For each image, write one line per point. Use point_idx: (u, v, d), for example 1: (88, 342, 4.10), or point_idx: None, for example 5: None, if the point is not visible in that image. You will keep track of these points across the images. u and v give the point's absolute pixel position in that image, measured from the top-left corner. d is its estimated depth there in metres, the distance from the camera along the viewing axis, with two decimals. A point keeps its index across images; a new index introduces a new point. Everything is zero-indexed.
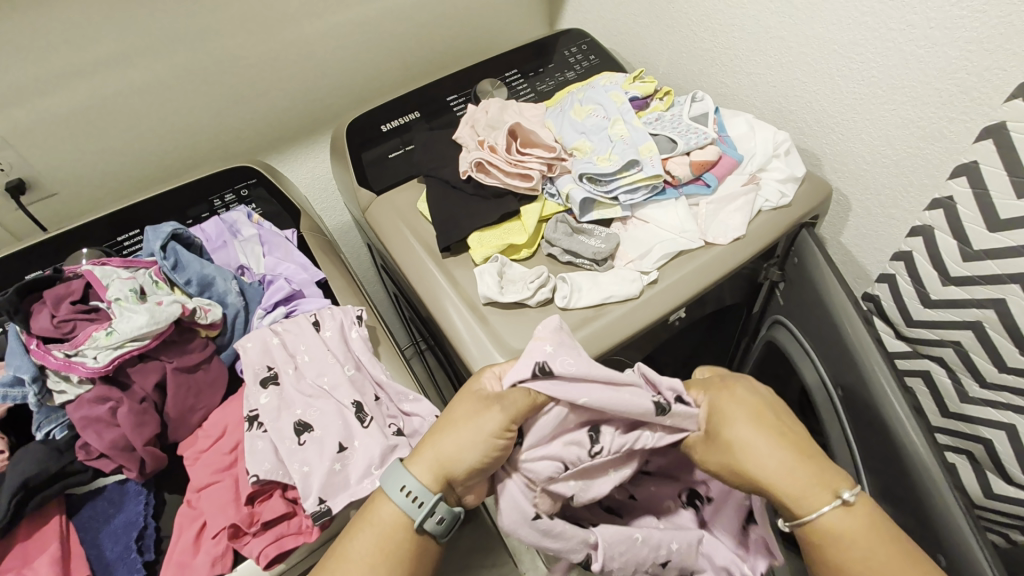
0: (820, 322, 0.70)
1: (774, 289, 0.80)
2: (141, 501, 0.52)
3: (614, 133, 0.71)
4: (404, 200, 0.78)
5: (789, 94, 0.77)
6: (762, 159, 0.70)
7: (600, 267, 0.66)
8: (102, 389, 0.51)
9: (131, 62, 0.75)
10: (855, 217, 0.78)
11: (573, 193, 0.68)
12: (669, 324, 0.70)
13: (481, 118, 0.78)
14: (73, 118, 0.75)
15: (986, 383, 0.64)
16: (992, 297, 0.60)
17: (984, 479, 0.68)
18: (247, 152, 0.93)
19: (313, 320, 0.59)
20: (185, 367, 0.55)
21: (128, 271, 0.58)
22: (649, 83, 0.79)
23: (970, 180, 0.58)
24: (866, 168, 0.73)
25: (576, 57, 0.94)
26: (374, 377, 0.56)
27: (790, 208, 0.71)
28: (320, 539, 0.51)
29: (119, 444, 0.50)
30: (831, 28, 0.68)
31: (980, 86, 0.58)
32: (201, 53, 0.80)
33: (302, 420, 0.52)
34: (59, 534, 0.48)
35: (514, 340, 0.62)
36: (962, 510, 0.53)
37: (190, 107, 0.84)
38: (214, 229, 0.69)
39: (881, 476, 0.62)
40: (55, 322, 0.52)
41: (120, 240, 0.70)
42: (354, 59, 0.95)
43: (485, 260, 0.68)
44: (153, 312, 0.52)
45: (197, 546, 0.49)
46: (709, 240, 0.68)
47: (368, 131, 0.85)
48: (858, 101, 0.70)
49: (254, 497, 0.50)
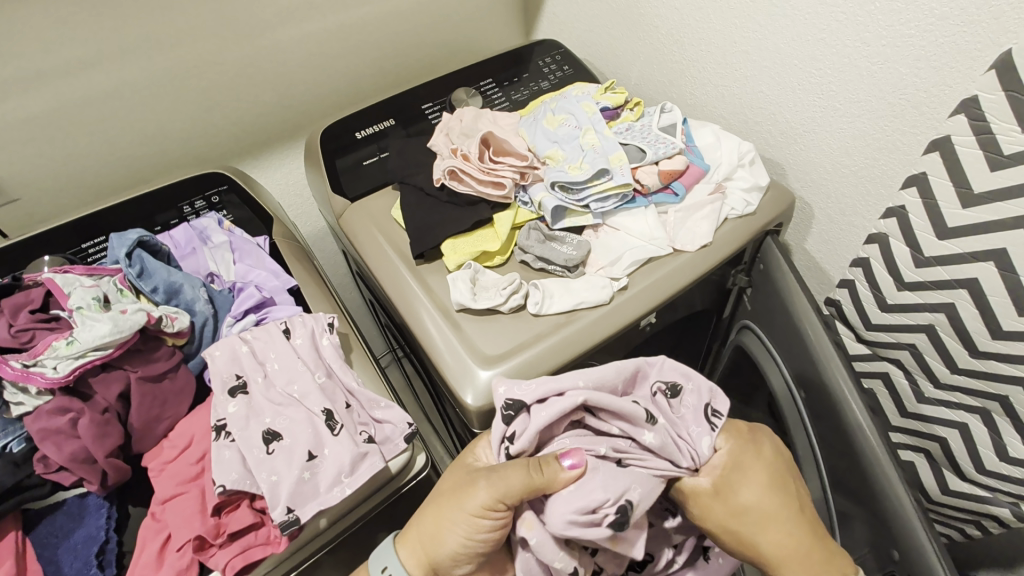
0: (785, 326, 0.72)
1: (742, 294, 0.82)
2: (103, 514, 0.50)
3: (586, 142, 0.72)
4: (379, 207, 0.78)
5: (753, 106, 0.80)
6: (727, 168, 0.72)
7: (571, 274, 0.67)
8: (61, 401, 0.50)
9: (96, 66, 0.74)
10: (818, 224, 0.81)
11: (545, 201, 0.69)
12: (640, 330, 0.72)
13: (455, 126, 0.78)
14: (36, 122, 0.73)
15: (940, 384, 0.67)
16: (943, 302, 0.63)
17: (941, 475, 0.72)
18: (219, 158, 0.92)
19: (284, 327, 0.58)
20: (150, 376, 0.54)
21: (92, 279, 0.56)
22: (620, 93, 0.81)
23: (920, 191, 0.61)
24: (827, 177, 0.76)
25: (550, 67, 0.95)
26: (346, 385, 0.56)
27: (756, 216, 0.73)
28: (289, 549, 0.50)
29: (79, 457, 0.48)
30: (791, 44, 0.71)
31: (929, 102, 0.61)
32: (169, 59, 0.79)
33: (271, 428, 0.52)
34: (14, 550, 0.47)
35: (487, 346, 0.63)
36: (916, 508, 0.55)
37: (158, 112, 0.82)
38: (183, 236, 0.68)
39: (840, 475, 0.64)
40: (13, 331, 0.51)
41: (85, 247, 0.69)
42: (328, 66, 0.95)
43: (458, 267, 0.68)
44: (116, 321, 0.51)
45: (161, 559, 0.48)
46: (678, 247, 0.69)
47: (343, 138, 0.85)
48: (818, 114, 0.72)
49: (220, 507, 0.50)
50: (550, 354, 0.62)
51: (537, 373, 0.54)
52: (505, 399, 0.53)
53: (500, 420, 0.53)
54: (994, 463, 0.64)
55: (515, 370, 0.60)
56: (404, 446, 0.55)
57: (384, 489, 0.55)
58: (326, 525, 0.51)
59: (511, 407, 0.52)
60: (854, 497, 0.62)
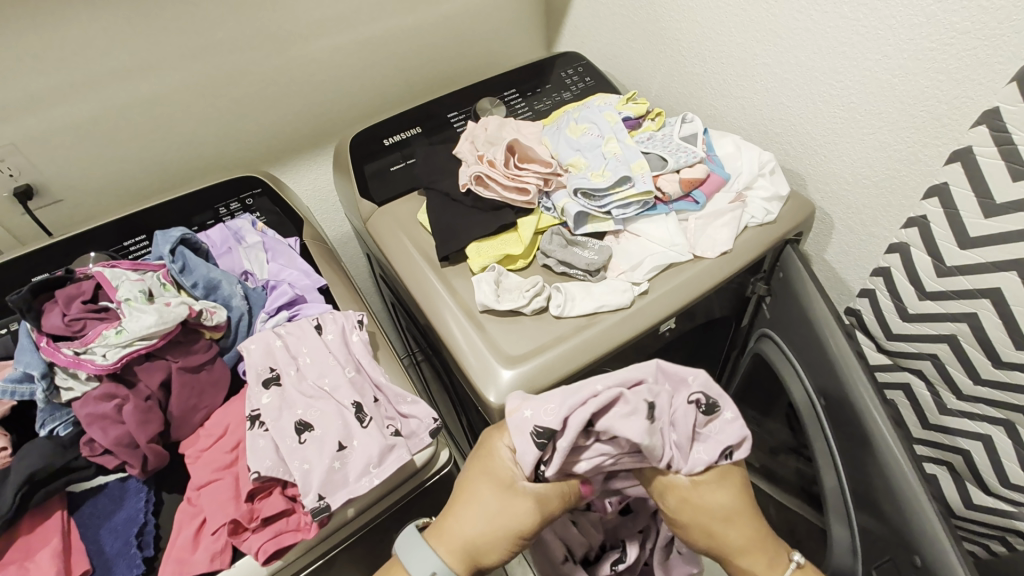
0: (805, 335, 0.73)
1: (761, 302, 0.83)
2: (142, 497, 0.53)
3: (608, 150, 0.74)
4: (405, 211, 0.81)
5: (774, 117, 0.81)
6: (748, 177, 0.73)
7: (593, 278, 0.69)
8: (108, 387, 0.52)
9: (143, 74, 0.78)
10: (838, 234, 0.81)
11: (568, 207, 0.71)
12: (659, 335, 0.73)
13: (480, 134, 0.81)
14: (85, 126, 0.78)
15: (963, 396, 0.67)
16: (965, 312, 0.63)
17: (964, 489, 0.70)
18: (251, 163, 0.96)
19: (316, 323, 0.61)
20: (189, 367, 0.56)
21: (137, 273, 0.60)
22: (641, 104, 0.83)
23: (942, 201, 0.62)
24: (847, 188, 0.76)
25: (572, 78, 0.98)
26: (374, 380, 0.58)
27: (775, 225, 0.74)
28: (318, 536, 0.52)
29: (124, 441, 0.51)
30: (811, 57, 0.72)
31: (950, 113, 0.61)
32: (209, 68, 0.83)
33: (303, 419, 0.54)
34: (61, 528, 0.49)
35: (510, 346, 0.64)
36: (942, 520, 0.54)
37: (196, 119, 0.86)
38: (219, 236, 0.71)
39: (860, 484, 0.64)
40: (66, 320, 0.53)
41: (126, 245, 0.72)
42: (358, 77, 0.99)
43: (483, 269, 0.70)
44: (161, 313, 0.54)
45: (197, 542, 0.50)
46: (698, 254, 0.71)
47: (371, 145, 0.88)
48: (838, 125, 0.73)
49: (254, 494, 0.52)
50: (572, 355, 0.63)
51: (561, 393, 0.51)
52: (533, 425, 0.49)
53: (531, 449, 0.49)
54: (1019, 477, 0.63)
55: (537, 370, 0.62)
56: (429, 441, 0.57)
57: (409, 482, 0.56)
58: (353, 515, 0.53)
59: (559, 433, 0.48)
60: (874, 506, 0.62)
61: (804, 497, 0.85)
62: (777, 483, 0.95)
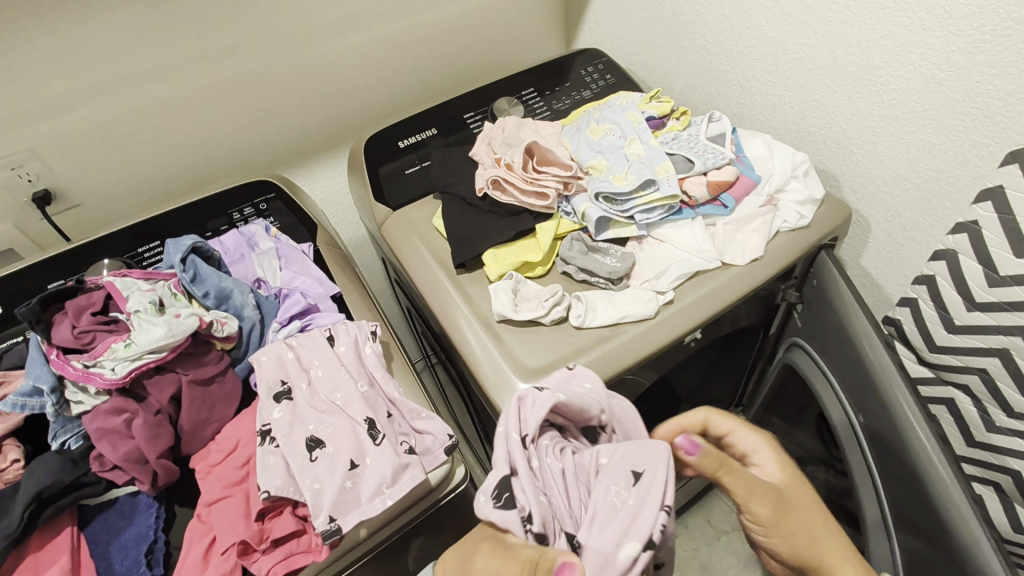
0: (840, 345, 0.69)
1: (792, 310, 0.79)
2: (152, 513, 0.51)
3: (631, 152, 0.71)
4: (420, 216, 0.79)
5: (807, 115, 0.77)
6: (780, 179, 0.69)
7: (615, 286, 0.66)
8: (118, 401, 0.51)
9: (157, 78, 0.77)
10: (875, 238, 0.77)
11: (589, 212, 0.68)
12: (685, 346, 0.69)
13: (498, 135, 0.78)
14: (101, 130, 0.77)
15: (1013, 413, 0.62)
16: (1019, 325, 0.58)
17: (1014, 513, 0.65)
18: (267, 166, 0.95)
19: (328, 334, 0.59)
20: (200, 380, 0.55)
21: (149, 283, 0.58)
22: (666, 103, 0.79)
23: (996, 205, 0.57)
24: (886, 190, 0.72)
25: (592, 76, 0.94)
26: (387, 394, 0.56)
27: (809, 229, 0.70)
28: (330, 557, 0.50)
29: (133, 456, 0.50)
30: (849, 51, 0.68)
31: (1003, 110, 0.57)
32: (223, 71, 0.82)
33: (315, 436, 0.52)
34: (70, 546, 0.48)
35: (528, 358, 0.62)
36: (992, 545, 0.50)
37: (211, 122, 0.85)
38: (232, 242, 0.69)
39: (902, 506, 0.60)
40: (76, 332, 0.53)
41: (141, 252, 0.71)
42: (372, 77, 0.97)
43: (500, 277, 0.67)
44: (171, 325, 0.52)
45: (206, 562, 0.48)
46: (726, 261, 0.67)
47: (386, 146, 0.85)
48: (878, 123, 0.69)
49: (264, 513, 0.50)
50: (593, 368, 0.60)
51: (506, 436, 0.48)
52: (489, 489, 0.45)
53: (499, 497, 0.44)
54: None
55: None
56: (445, 458, 0.55)
57: (423, 501, 0.54)
58: (366, 535, 0.51)
59: (497, 497, 0.44)
60: (917, 531, 0.58)
61: (837, 514, 0.81)
62: None
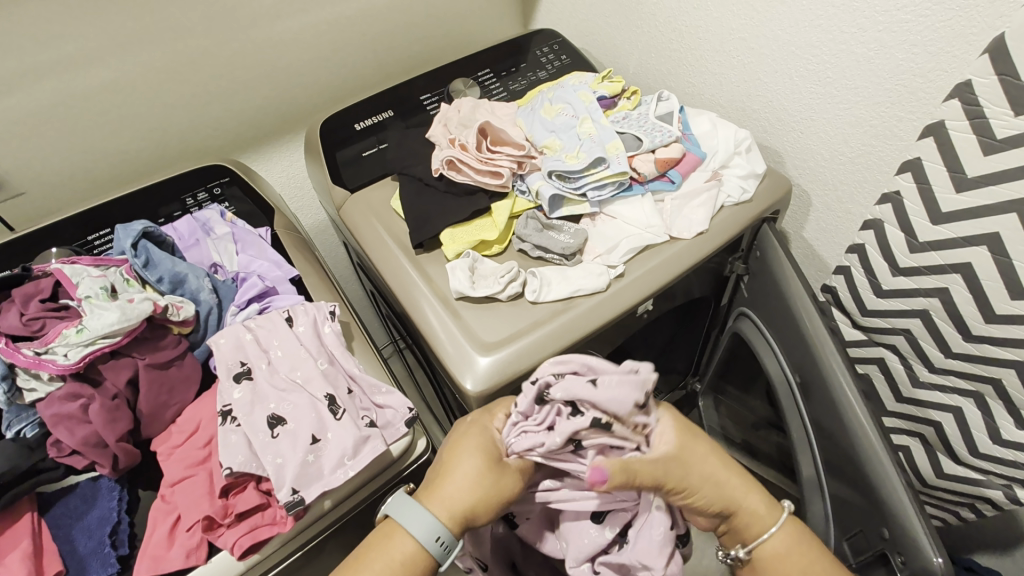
0: (782, 313, 0.73)
1: (739, 281, 0.84)
2: (115, 496, 0.52)
3: (583, 131, 0.73)
4: (378, 198, 0.79)
5: (751, 94, 0.80)
6: (724, 156, 0.73)
7: (569, 262, 0.68)
8: (73, 387, 0.51)
9: (99, 61, 0.75)
10: (815, 211, 0.81)
11: (543, 190, 0.70)
12: (637, 317, 0.73)
13: (454, 117, 0.79)
14: (41, 117, 0.74)
15: (934, 368, 0.67)
16: (937, 287, 0.63)
17: (935, 459, 0.72)
18: (220, 151, 0.93)
19: (287, 315, 0.60)
20: (157, 364, 0.55)
21: (99, 269, 0.58)
22: (617, 83, 0.81)
23: (915, 176, 0.62)
24: (824, 165, 0.76)
25: (547, 57, 0.96)
26: (347, 371, 0.58)
27: (752, 203, 0.74)
28: (296, 528, 0.52)
29: (91, 441, 0.50)
30: (788, 31, 0.71)
31: (924, 87, 0.61)
32: (170, 53, 0.80)
33: (276, 414, 0.53)
34: (31, 530, 0.48)
35: (485, 333, 0.64)
36: (908, 491, 0.55)
37: (159, 106, 0.83)
38: (186, 228, 0.69)
39: (833, 458, 0.65)
40: (24, 320, 0.52)
41: (90, 240, 0.70)
42: (328, 60, 0.96)
43: (457, 256, 0.69)
44: (124, 309, 0.53)
45: (172, 539, 0.49)
46: (674, 234, 0.70)
47: (343, 129, 0.85)
48: (814, 101, 0.73)
49: (228, 489, 0.51)
50: (547, 341, 0.63)
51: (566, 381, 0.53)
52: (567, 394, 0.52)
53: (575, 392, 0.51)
54: (987, 446, 0.65)
55: (513, 356, 0.62)
56: (405, 430, 0.56)
57: (385, 473, 0.56)
58: (331, 506, 0.53)
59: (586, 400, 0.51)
60: (845, 480, 0.63)
61: (782, 471, 0.87)
62: (755, 456, 0.97)
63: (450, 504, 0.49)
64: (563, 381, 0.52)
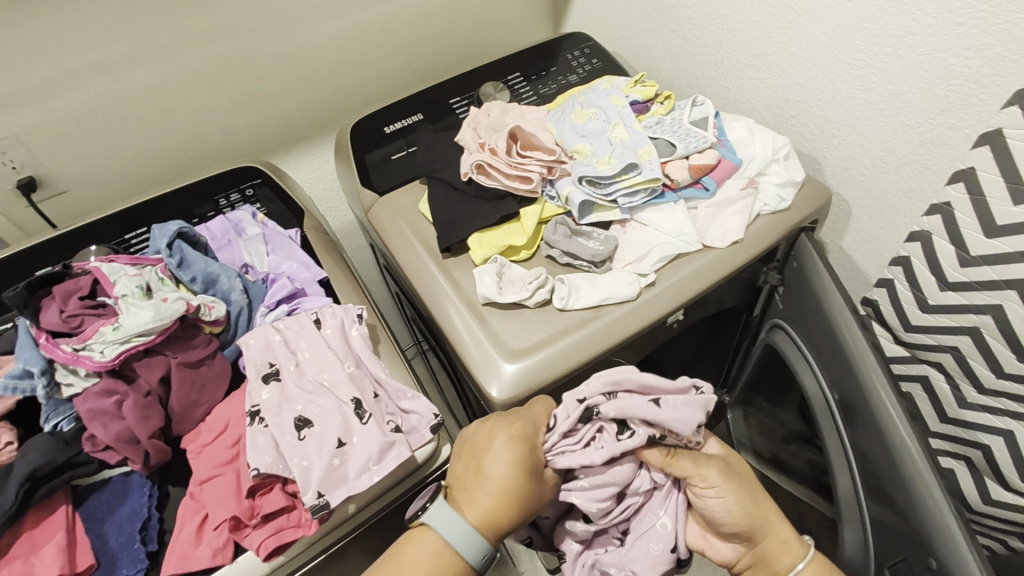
0: (820, 326, 0.70)
1: (773, 292, 0.81)
2: (145, 492, 0.53)
3: (615, 136, 0.71)
4: (406, 201, 0.79)
5: (789, 99, 0.77)
6: (761, 163, 0.70)
7: (598, 269, 0.67)
8: (108, 383, 0.52)
9: (139, 64, 0.77)
10: (855, 221, 0.78)
11: (573, 196, 0.68)
12: (667, 327, 0.71)
13: (483, 120, 0.78)
14: (83, 118, 0.77)
15: (985, 389, 0.64)
16: (989, 303, 0.60)
17: (982, 484, 0.68)
18: (253, 152, 0.95)
19: (315, 318, 0.60)
20: (189, 362, 0.56)
21: (136, 267, 0.59)
22: (651, 87, 0.80)
23: (967, 187, 0.58)
24: (867, 173, 0.73)
25: (578, 60, 0.95)
26: (374, 375, 0.57)
27: (790, 212, 0.72)
28: (319, 533, 0.52)
29: (124, 437, 0.51)
30: (831, 35, 0.69)
31: (979, 93, 0.58)
32: (206, 57, 0.81)
33: (303, 416, 0.53)
34: (66, 523, 0.49)
35: (512, 340, 0.63)
36: (959, 521, 0.51)
37: (195, 108, 0.85)
38: (219, 228, 0.70)
39: (873, 480, 0.62)
40: (64, 317, 0.54)
41: (127, 238, 0.72)
42: (360, 63, 0.96)
43: (484, 261, 0.68)
44: (158, 309, 0.53)
45: (199, 537, 0.50)
46: (708, 243, 0.68)
47: (372, 132, 0.86)
48: (858, 107, 0.70)
49: (255, 489, 0.52)
50: (574, 350, 0.62)
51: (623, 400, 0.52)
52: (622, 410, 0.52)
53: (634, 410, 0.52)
54: None
55: (540, 364, 0.61)
56: (430, 437, 0.56)
57: (409, 478, 0.56)
58: (355, 511, 0.53)
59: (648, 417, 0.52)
60: (887, 505, 0.60)
61: (814, 490, 0.83)
62: (786, 473, 0.93)
63: (487, 509, 0.50)
64: (616, 401, 0.52)
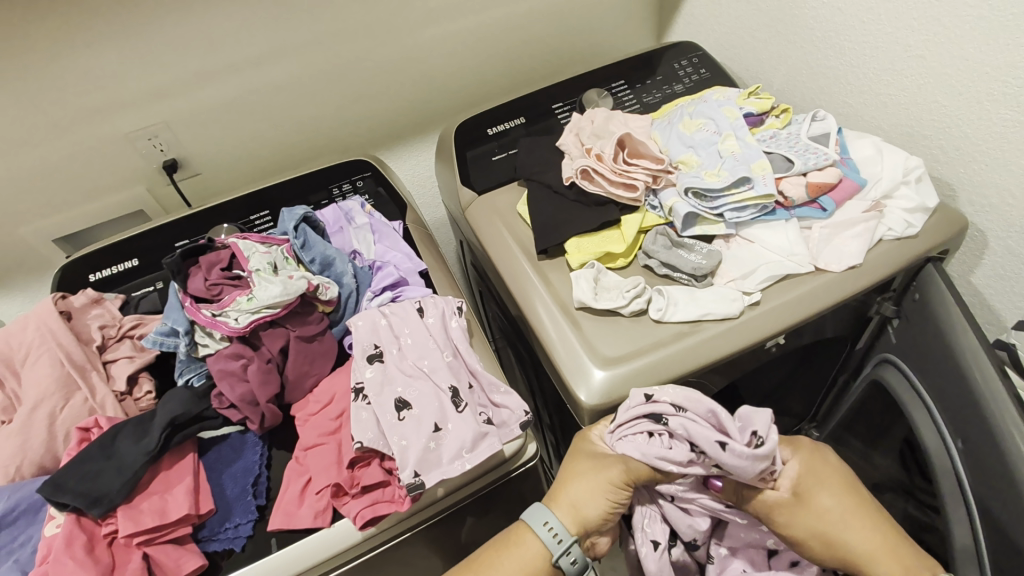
0: (943, 366, 0.64)
1: (886, 325, 0.75)
2: (257, 451, 0.58)
3: (725, 149, 0.69)
4: (504, 202, 0.81)
5: (923, 117, 0.71)
6: (889, 185, 0.65)
7: (698, 283, 0.66)
8: (238, 347, 0.58)
9: (277, 61, 0.85)
10: (992, 255, 0.71)
11: (677, 207, 0.68)
12: (765, 350, 0.67)
13: (587, 126, 0.79)
14: (225, 108, 0.85)
15: None
16: None
17: None
18: (361, 147, 1.01)
19: (418, 306, 0.63)
20: (304, 337, 0.61)
21: (265, 246, 0.65)
22: (766, 99, 0.76)
23: None
24: (1012, 203, 0.66)
25: (685, 70, 0.93)
26: (469, 366, 0.59)
27: (917, 240, 0.66)
28: (410, 510, 0.54)
29: (247, 398, 0.56)
30: (983, 49, 0.63)
31: None
32: (333, 56, 0.88)
33: (403, 398, 0.56)
34: (193, 469, 0.55)
35: (604, 346, 0.63)
36: None
37: (317, 103, 0.92)
38: (332, 215, 0.75)
39: (1001, 543, 0.55)
40: (208, 284, 0.60)
41: (252, 219, 0.79)
42: (467, 67, 1.00)
43: (581, 266, 0.68)
44: (286, 284, 0.58)
45: (302, 498, 0.54)
46: (821, 266, 0.64)
47: (475, 132, 0.88)
48: (1010, 129, 0.63)
49: (354, 461, 0.55)
50: (669, 363, 0.60)
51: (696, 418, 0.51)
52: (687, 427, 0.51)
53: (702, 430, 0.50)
54: None
55: (632, 373, 0.60)
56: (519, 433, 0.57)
57: (495, 471, 0.57)
58: (443, 495, 0.55)
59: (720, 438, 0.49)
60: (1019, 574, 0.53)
61: None
62: None
63: (572, 508, 0.53)
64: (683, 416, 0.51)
